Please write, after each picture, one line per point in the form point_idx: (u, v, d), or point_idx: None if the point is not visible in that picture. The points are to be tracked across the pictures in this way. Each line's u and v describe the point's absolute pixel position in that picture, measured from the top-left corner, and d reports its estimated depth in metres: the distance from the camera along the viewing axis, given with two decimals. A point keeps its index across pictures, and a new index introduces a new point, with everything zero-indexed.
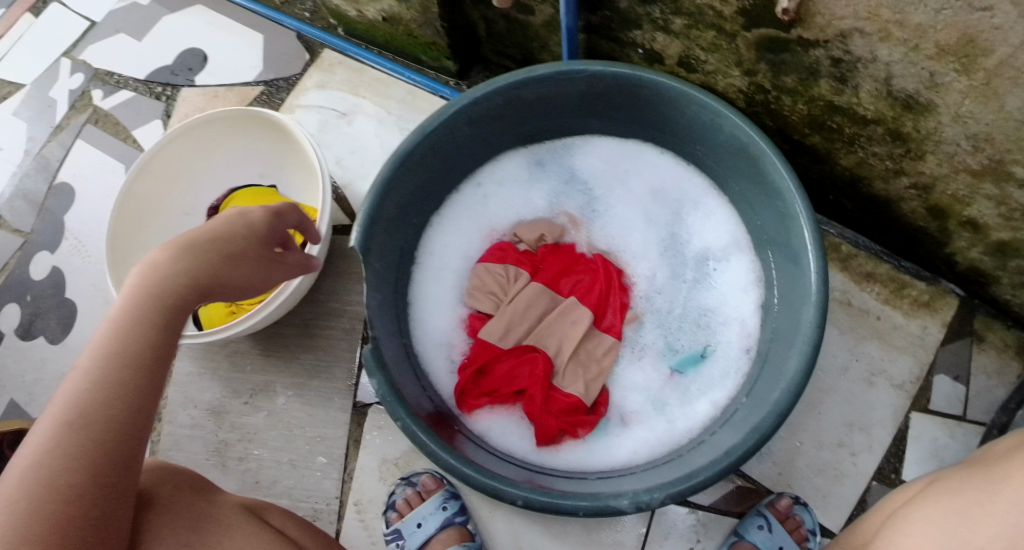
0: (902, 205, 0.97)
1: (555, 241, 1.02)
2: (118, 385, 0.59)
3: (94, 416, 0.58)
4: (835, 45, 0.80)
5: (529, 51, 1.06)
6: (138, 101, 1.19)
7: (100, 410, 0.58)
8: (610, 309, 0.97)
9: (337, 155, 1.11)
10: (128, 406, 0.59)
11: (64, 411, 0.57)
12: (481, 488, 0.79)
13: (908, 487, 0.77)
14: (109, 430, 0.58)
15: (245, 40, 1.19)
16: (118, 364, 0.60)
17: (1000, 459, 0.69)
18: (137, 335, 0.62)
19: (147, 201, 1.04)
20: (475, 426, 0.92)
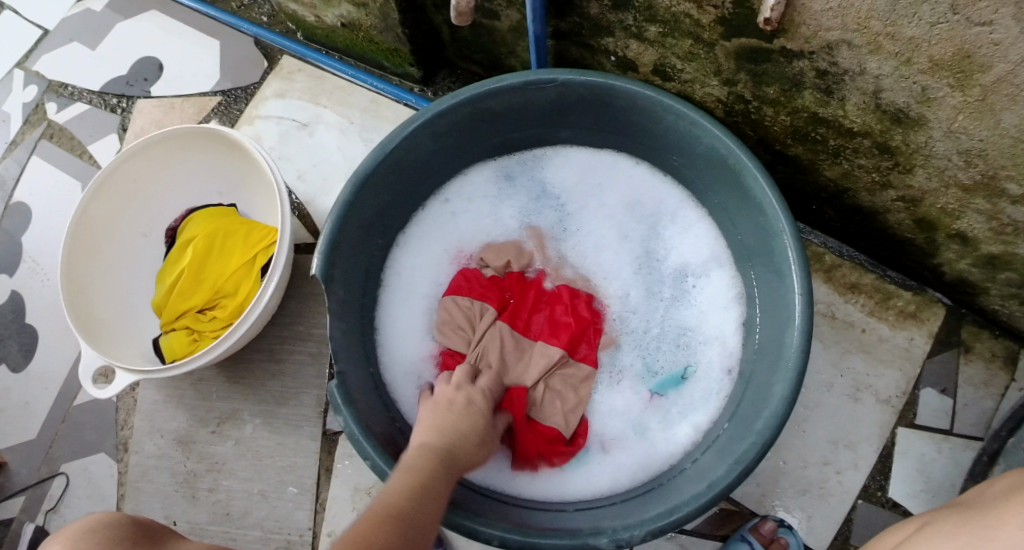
0: (889, 216, 0.93)
1: (523, 269, 0.97)
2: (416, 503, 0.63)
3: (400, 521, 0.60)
4: (821, 57, 0.76)
5: (497, 57, 1.01)
6: (93, 114, 1.13)
7: (403, 512, 0.61)
8: (583, 342, 0.93)
9: (299, 168, 1.05)
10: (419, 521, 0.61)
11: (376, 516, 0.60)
12: (455, 529, 0.75)
13: (899, 528, 0.75)
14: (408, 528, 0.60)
15: (201, 47, 1.13)
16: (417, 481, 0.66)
17: (995, 502, 0.66)
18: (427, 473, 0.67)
19: (102, 223, 0.99)
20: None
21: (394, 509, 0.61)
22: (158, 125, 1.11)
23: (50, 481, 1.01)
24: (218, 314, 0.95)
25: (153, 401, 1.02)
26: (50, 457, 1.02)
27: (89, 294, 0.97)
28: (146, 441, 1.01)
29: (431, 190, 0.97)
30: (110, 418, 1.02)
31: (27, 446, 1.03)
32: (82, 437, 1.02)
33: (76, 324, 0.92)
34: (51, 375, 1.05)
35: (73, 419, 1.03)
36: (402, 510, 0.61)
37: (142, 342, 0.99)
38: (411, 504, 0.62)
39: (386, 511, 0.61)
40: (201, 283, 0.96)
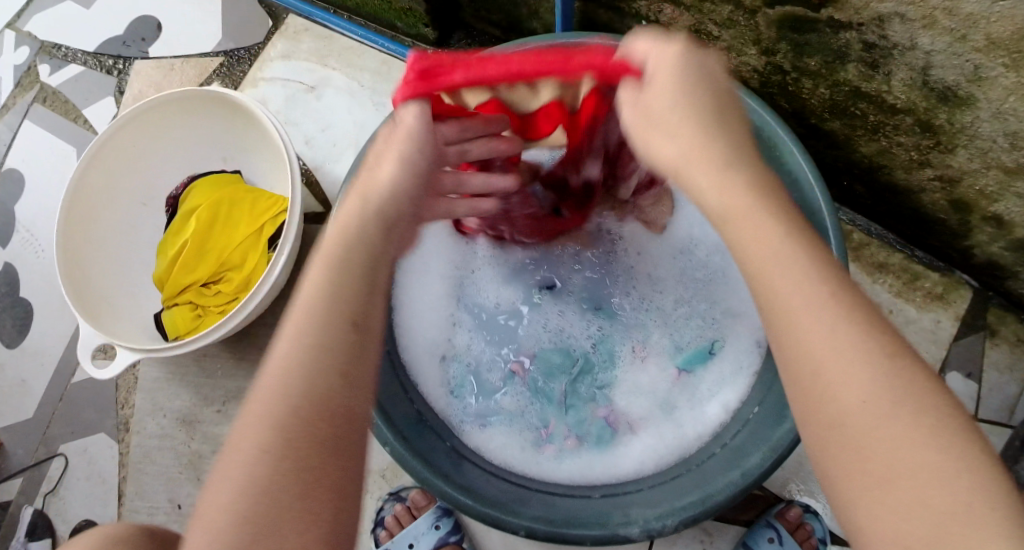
0: (924, 196, 0.91)
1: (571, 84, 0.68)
2: (331, 342, 0.52)
3: (307, 387, 0.51)
4: (870, 29, 0.72)
5: (517, 19, 0.96)
6: (88, 76, 1.07)
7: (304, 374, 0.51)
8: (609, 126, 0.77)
9: (307, 134, 1.01)
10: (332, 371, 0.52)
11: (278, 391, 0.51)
12: (482, 518, 0.73)
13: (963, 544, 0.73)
14: (324, 382, 0.52)
15: (201, 3, 1.06)
16: (337, 298, 0.54)
17: None
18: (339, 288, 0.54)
19: (98, 189, 0.94)
20: (471, 440, 0.85)
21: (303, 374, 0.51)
22: (157, 88, 1.05)
23: (49, 461, 1.00)
24: (223, 287, 0.92)
25: (155, 380, 1.01)
26: (50, 435, 1.01)
27: (86, 264, 0.93)
28: (147, 420, 1.00)
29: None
30: (111, 396, 1.01)
31: (27, 423, 1.02)
32: (81, 415, 1.01)
33: (73, 297, 0.88)
34: (47, 350, 1.02)
35: (71, 396, 1.01)
36: (297, 366, 0.52)
37: (146, 316, 0.96)
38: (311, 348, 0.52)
39: (294, 382, 0.51)
40: (204, 256, 0.93)
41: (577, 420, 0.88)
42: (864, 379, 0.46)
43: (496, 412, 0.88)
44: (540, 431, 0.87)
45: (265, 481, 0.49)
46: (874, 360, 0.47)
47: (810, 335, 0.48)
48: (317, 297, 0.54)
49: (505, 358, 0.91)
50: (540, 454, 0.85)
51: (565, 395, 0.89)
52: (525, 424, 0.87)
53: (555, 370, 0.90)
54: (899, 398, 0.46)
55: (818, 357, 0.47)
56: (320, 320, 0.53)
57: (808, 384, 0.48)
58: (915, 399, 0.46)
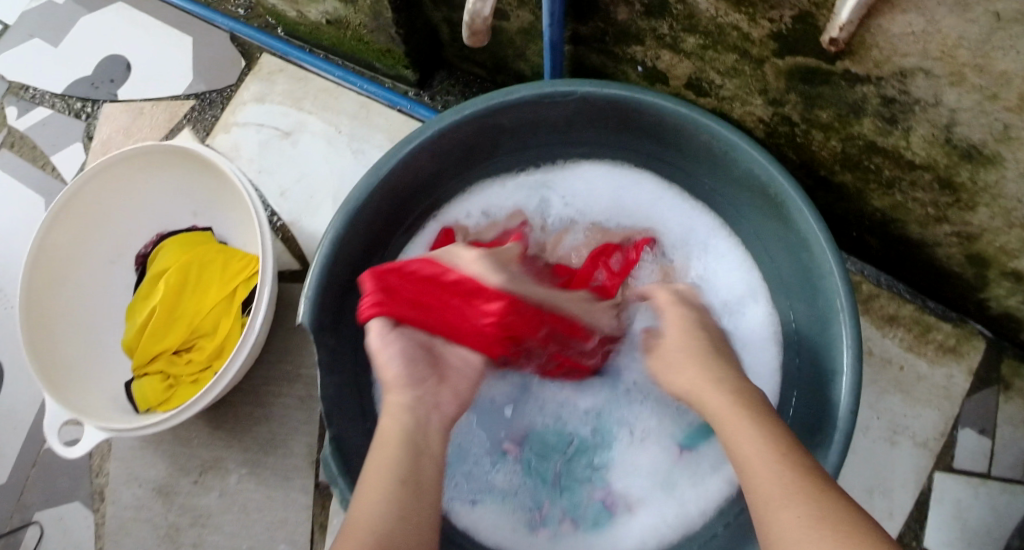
0: (938, 250, 0.86)
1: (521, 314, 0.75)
2: (401, 487, 0.56)
3: (386, 529, 0.53)
4: (890, 84, 0.67)
5: (502, 60, 0.92)
6: (56, 120, 1.05)
7: (377, 517, 0.54)
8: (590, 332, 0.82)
9: (282, 185, 0.97)
10: (405, 516, 0.55)
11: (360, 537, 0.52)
12: None
13: None
14: (400, 525, 0.54)
15: (172, 44, 1.06)
16: (404, 454, 0.59)
17: None
18: (402, 446, 0.59)
19: (63, 252, 0.91)
20: (459, 520, 0.80)
21: (378, 522, 0.53)
22: (126, 133, 1.03)
23: (24, 530, 0.96)
24: (195, 356, 0.89)
25: (130, 447, 0.97)
26: (24, 503, 0.97)
27: (52, 329, 0.89)
28: (123, 490, 0.96)
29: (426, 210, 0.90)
30: (84, 465, 0.97)
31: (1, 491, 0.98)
32: (55, 482, 0.97)
33: (38, 370, 0.84)
34: (21, 415, 0.99)
35: (45, 461, 0.98)
36: (369, 510, 0.54)
37: (115, 384, 0.92)
38: (379, 495, 0.55)
39: (369, 530, 0.53)
40: (175, 323, 0.90)
41: (572, 503, 0.82)
42: (796, 513, 0.53)
43: (487, 493, 0.82)
44: (534, 513, 0.82)
45: None
46: (797, 479, 0.55)
47: (761, 470, 0.57)
48: (381, 453, 0.59)
49: (495, 438, 0.84)
50: (535, 539, 0.80)
51: (560, 475, 0.83)
52: (518, 506, 0.82)
53: (549, 450, 0.84)
54: (826, 519, 0.51)
55: (772, 497, 0.55)
56: (394, 467, 0.57)
57: (770, 525, 0.54)
58: (836, 515, 0.52)
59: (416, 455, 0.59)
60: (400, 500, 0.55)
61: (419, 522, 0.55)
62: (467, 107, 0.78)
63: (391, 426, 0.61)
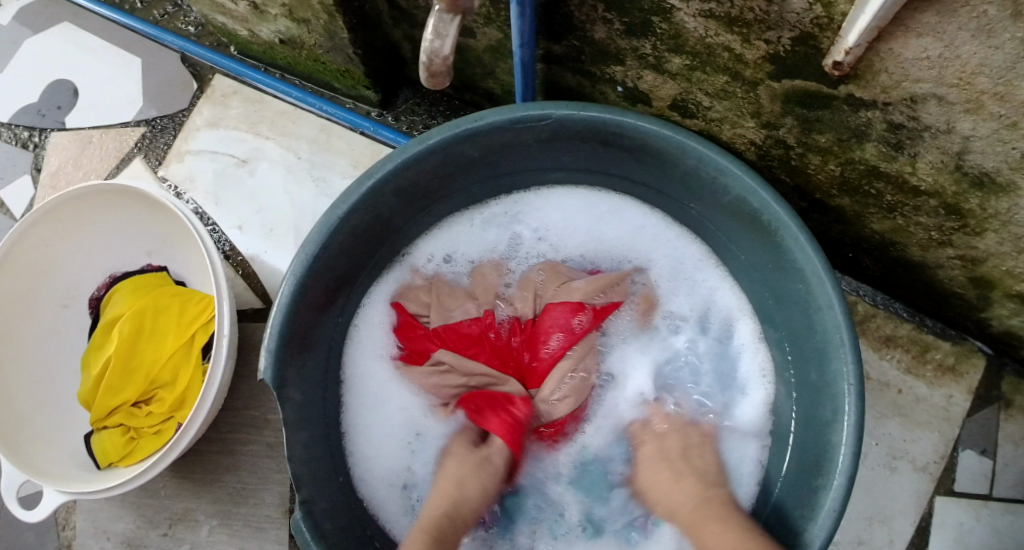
0: (940, 271, 0.82)
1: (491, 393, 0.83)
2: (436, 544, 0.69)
3: None
4: (898, 110, 0.61)
5: (470, 79, 0.85)
6: (2, 151, 0.96)
7: None
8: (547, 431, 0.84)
9: (237, 218, 0.89)
10: None
11: None
12: None
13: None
14: None
15: (123, 66, 0.97)
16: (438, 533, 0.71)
17: None
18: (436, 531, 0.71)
19: (8, 297, 0.83)
20: None
21: None
22: (76, 164, 0.94)
23: None
24: (155, 408, 0.81)
25: (95, 500, 0.89)
26: None
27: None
28: (90, 544, 0.88)
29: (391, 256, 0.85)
30: (48, 519, 0.90)
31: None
32: (20, 536, 0.90)
33: None
34: None
35: (8, 516, 0.91)
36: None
37: (70, 442, 0.83)
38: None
39: None
40: (132, 374, 0.82)
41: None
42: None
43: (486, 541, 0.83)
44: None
45: None
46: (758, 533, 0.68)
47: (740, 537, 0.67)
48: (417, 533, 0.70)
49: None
50: None
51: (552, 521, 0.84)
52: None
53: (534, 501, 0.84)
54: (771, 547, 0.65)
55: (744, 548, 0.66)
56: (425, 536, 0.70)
57: None
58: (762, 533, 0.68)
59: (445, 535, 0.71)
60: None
61: None
62: (445, 139, 0.72)
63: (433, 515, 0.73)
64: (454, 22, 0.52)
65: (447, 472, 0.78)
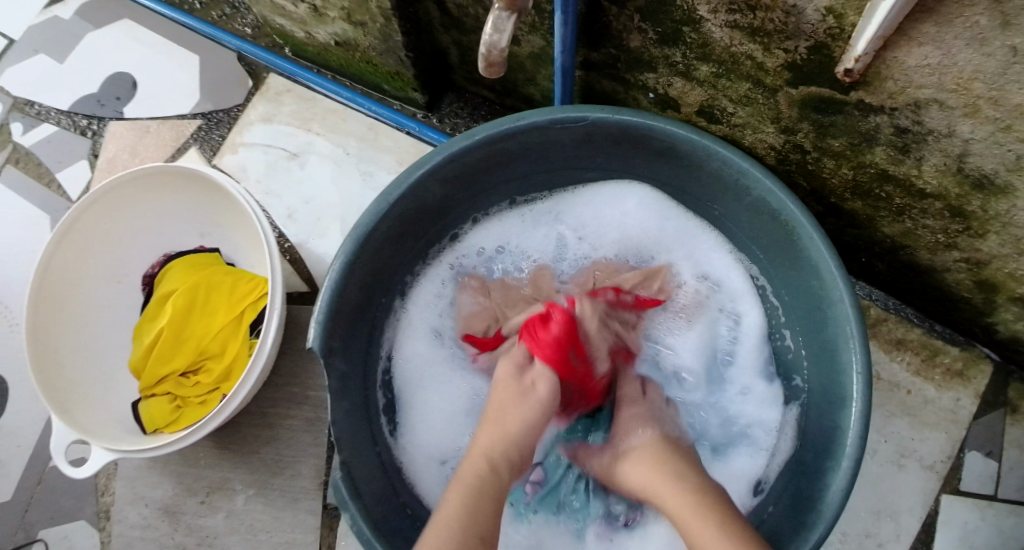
0: (946, 275, 0.87)
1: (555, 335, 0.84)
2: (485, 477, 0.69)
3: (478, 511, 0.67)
4: (904, 114, 0.68)
5: (512, 84, 0.93)
6: (61, 136, 1.05)
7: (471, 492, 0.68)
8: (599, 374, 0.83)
9: (288, 206, 0.97)
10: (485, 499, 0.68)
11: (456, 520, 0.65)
12: None
13: None
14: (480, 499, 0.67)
15: (179, 62, 1.06)
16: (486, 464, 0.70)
17: None
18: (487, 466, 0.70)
19: (67, 267, 0.88)
20: None
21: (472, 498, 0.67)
22: (132, 152, 1.03)
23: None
24: (203, 378, 0.86)
25: (136, 466, 0.92)
26: (26, 521, 0.92)
27: (55, 350, 0.86)
28: (129, 509, 0.91)
29: (437, 254, 0.94)
30: (88, 484, 0.92)
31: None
32: (59, 501, 0.92)
33: (45, 392, 0.81)
34: (20, 436, 0.95)
35: (49, 481, 0.93)
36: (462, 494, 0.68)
37: (116, 406, 0.88)
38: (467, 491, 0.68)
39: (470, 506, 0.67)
40: (182, 345, 0.87)
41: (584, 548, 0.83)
42: None
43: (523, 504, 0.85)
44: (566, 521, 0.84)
45: None
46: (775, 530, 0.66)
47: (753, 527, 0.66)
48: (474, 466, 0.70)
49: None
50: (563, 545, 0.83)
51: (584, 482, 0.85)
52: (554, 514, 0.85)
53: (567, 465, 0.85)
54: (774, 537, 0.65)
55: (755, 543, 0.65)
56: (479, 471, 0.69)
57: None
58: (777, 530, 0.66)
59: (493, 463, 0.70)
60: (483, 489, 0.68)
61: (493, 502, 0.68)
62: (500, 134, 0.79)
63: (478, 467, 0.70)
64: (511, 19, 0.60)
65: (506, 414, 0.73)
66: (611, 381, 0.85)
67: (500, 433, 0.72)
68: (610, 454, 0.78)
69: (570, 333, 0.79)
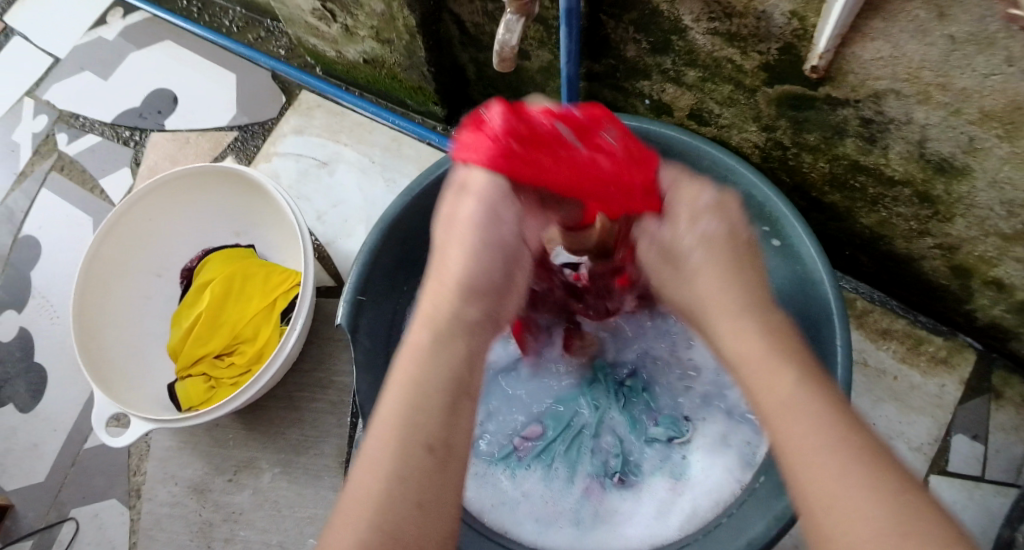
0: (924, 263, 0.94)
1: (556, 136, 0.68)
2: (429, 359, 0.52)
3: (425, 411, 0.50)
4: (867, 105, 0.76)
5: (523, 96, 1.02)
6: (105, 146, 1.16)
7: (413, 386, 0.50)
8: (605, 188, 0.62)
9: (318, 209, 1.06)
10: (429, 391, 0.50)
11: (394, 423, 0.49)
12: None
13: None
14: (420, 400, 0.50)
15: (216, 80, 1.17)
16: (435, 360, 0.52)
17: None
18: (436, 359, 0.52)
19: (114, 258, 0.98)
20: (469, 501, 0.88)
21: (413, 394, 0.50)
22: (172, 160, 1.13)
23: (59, 526, 0.98)
24: (237, 359, 0.94)
25: (168, 447, 0.99)
26: (59, 501, 0.99)
27: (101, 333, 0.95)
28: (160, 488, 0.98)
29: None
30: (122, 464, 0.99)
31: (36, 488, 1.00)
32: (93, 481, 0.99)
33: (89, 367, 0.89)
34: (60, 417, 1.03)
35: (83, 462, 1.00)
36: (401, 390, 0.51)
37: (154, 386, 0.96)
38: (410, 385, 0.51)
39: (410, 409, 0.50)
40: (219, 329, 0.95)
41: (577, 505, 0.87)
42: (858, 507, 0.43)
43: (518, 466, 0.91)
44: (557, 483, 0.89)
45: (383, 495, 0.47)
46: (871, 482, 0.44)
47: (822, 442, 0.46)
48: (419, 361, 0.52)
49: (513, 433, 0.93)
50: (551, 505, 0.88)
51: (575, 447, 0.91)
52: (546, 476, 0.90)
53: (561, 435, 0.92)
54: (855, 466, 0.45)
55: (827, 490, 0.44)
56: (424, 356, 0.52)
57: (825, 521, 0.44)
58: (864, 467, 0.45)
59: (443, 348, 0.53)
60: (429, 382, 0.51)
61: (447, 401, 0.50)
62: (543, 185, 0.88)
63: (422, 339, 0.53)
64: (520, 22, 0.69)
65: (446, 259, 0.57)
66: (617, 139, 0.62)
67: (441, 283, 0.56)
68: (728, 329, 0.55)
69: (517, 124, 0.57)
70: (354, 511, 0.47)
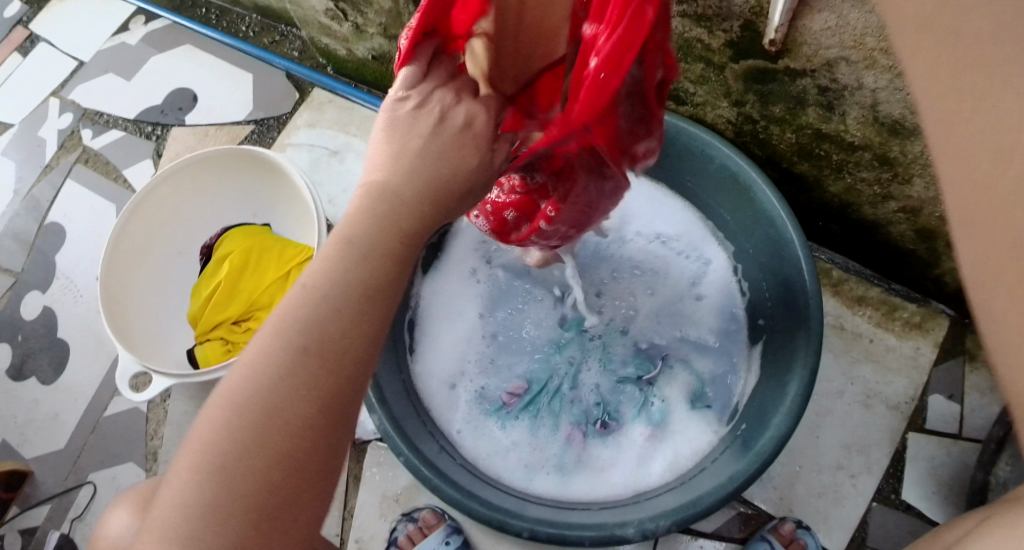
0: (891, 228, 1.01)
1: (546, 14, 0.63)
2: (373, 225, 0.53)
3: (363, 280, 0.52)
4: (822, 74, 0.83)
5: None
6: (127, 140, 1.25)
7: (349, 252, 0.52)
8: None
9: (330, 194, 1.15)
10: (369, 266, 0.53)
11: (323, 274, 0.52)
12: (453, 501, 0.80)
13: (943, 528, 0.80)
14: (357, 269, 0.52)
15: (233, 79, 1.26)
16: (381, 230, 0.53)
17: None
18: (377, 227, 0.53)
19: (140, 236, 1.06)
20: (462, 445, 0.95)
21: (352, 259, 0.52)
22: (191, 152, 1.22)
23: (77, 489, 1.04)
24: (253, 324, 1.00)
25: (183, 412, 1.06)
26: (78, 466, 1.06)
27: (127, 305, 1.03)
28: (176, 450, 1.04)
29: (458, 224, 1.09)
30: (140, 429, 1.06)
31: (57, 454, 1.07)
32: (111, 446, 1.06)
33: (117, 333, 0.97)
34: (82, 388, 1.10)
35: (102, 429, 1.07)
36: (336, 253, 0.52)
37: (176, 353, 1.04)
38: (349, 247, 0.53)
39: (341, 274, 0.52)
40: (236, 297, 1.02)
41: (559, 452, 0.95)
42: None
43: (508, 417, 0.98)
44: (543, 435, 0.97)
45: (303, 345, 0.50)
46: None
47: None
48: (359, 224, 0.54)
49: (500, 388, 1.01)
50: (536, 453, 0.95)
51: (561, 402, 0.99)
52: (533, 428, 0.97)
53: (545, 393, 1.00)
54: None
55: None
56: (366, 224, 0.54)
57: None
58: None
59: (390, 227, 0.54)
60: (370, 254, 0.53)
61: (386, 267, 0.53)
62: None
63: (366, 205, 0.54)
64: None
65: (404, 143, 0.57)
66: None
67: (371, 188, 0.55)
68: None
69: None
70: (274, 337, 0.51)
